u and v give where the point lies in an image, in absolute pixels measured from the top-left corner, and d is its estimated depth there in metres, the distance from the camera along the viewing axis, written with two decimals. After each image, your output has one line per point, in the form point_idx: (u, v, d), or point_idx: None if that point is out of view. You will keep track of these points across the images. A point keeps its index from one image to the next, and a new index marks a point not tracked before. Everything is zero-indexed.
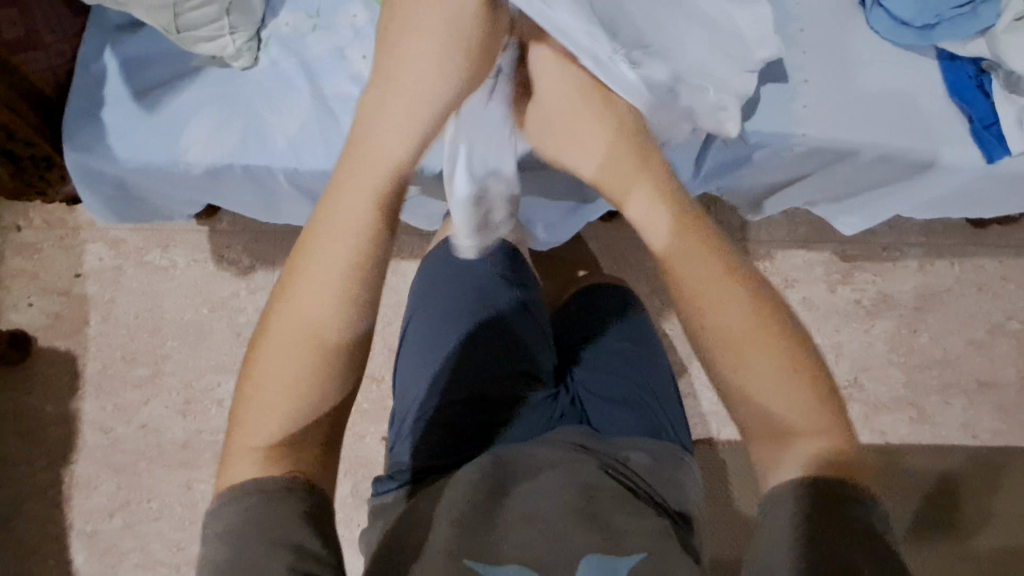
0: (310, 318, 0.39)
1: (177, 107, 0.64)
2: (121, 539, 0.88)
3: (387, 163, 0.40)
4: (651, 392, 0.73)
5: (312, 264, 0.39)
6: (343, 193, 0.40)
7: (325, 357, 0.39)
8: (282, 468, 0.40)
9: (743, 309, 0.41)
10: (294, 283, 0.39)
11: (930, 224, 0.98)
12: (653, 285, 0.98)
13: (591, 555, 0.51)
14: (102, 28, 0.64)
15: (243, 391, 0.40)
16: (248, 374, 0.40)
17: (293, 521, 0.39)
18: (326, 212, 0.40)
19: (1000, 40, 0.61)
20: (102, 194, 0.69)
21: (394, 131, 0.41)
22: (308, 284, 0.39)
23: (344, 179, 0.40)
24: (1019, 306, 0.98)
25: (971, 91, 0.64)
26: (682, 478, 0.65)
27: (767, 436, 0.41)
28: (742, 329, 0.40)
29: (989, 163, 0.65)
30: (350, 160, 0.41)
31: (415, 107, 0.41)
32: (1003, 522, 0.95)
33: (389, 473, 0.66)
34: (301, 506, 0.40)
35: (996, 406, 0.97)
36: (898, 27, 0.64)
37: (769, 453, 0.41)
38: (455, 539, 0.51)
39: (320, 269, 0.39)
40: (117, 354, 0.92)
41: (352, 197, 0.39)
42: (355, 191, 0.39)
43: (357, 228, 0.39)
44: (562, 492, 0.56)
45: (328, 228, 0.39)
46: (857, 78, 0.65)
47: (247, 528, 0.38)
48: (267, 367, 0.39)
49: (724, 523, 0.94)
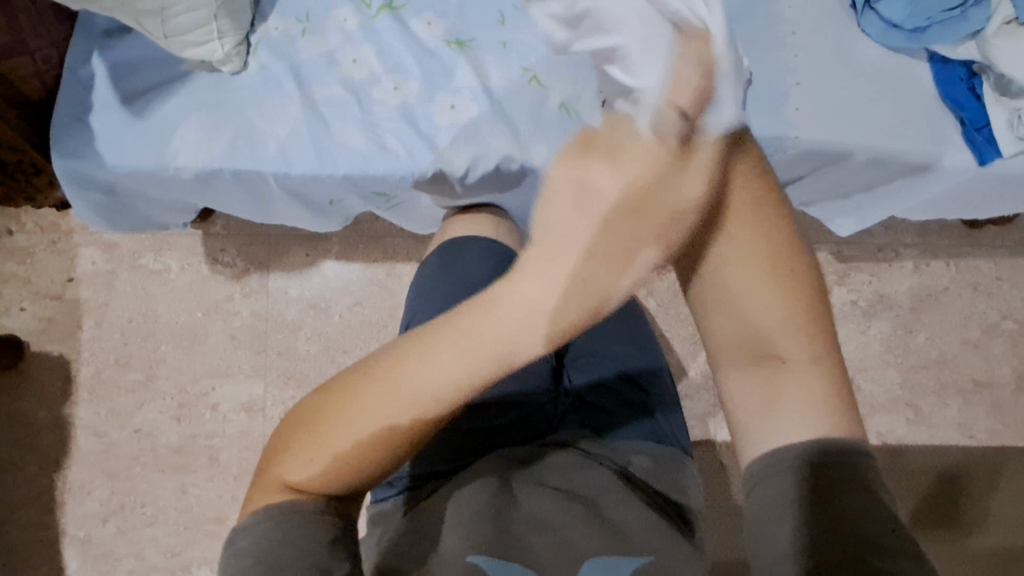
0: (377, 437, 0.39)
1: (167, 113, 0.63)
2: (115, 544, 0.88)
3: (518, 345, 0.39)
4: (651, 396, 0.72)
5: (415, 394, 0.39)
6: (466, 347, 0.39)
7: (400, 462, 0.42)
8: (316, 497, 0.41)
9: (767, 251, 0.45)
10: (395, 402, 0.39)
11: (925, 224, 0.98)
12: (649, 287, 0.98)
13: (593, 559, 0.51)
14: (89, 32, 0.63)
15: (305, 446, 0.40)
16: (307, 431, 0.40)
17: (309, 540, 0.39)
18: (444, 360, 0.38)
19: (991, 42, 0.61)
20: (91, 201, 0.68)
21: (539, 321, 0.38)
22: (407, 410, 0.39)
23: (476, 313, 0.39)
24: (1015, 306, 0.98)
25: (963, 93, 0.64)
26: (685, 482, 0.65)
27: (759, 364, 0.46)
28: (751, 272, 0.45)
29: (981, 165, 0.64)
30: (505, 292, 0.39)
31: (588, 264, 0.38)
32: (1000, 521, 0.95)
33: (389, 479, 0.66)
34: (331, 530, 0.41)
35: (992, 406, 0.97)
36: (890, 30, 0.64)
37: (755, 383, 0.46)
38: (460, 542, 0.51)
39: (422, 409, 0.39)
40: (110, 359, 0.92)
41: (473, 343, 0.39)
42: (477, 338, 0.39)
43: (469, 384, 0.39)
44: (565, 496, 0.56)
45: (424, 374, 0.38)
46: (848, 81, 0.65)
47: (279, 546, 0.39)
48: (335, 456, 0.39)
49: (721, 525, 0.94)
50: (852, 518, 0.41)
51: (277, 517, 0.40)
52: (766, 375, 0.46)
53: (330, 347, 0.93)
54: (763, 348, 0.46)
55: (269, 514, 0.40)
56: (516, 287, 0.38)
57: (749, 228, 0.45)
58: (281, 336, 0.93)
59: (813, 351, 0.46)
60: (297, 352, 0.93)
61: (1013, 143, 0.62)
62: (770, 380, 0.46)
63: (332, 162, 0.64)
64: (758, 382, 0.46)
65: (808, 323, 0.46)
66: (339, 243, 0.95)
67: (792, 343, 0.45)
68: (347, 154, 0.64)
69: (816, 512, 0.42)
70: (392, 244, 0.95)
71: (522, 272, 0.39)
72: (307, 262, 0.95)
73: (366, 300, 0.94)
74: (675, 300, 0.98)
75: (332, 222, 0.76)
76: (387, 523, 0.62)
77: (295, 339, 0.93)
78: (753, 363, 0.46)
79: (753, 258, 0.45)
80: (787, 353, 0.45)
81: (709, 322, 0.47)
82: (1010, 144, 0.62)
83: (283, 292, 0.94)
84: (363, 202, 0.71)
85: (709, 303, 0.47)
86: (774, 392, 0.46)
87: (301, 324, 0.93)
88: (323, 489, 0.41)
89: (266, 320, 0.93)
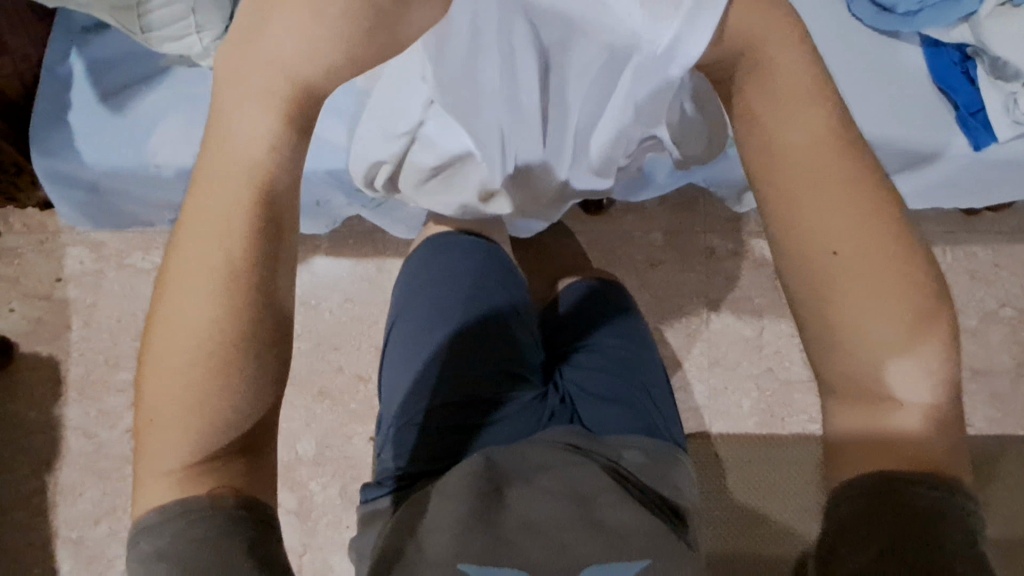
0: (189, 341, 0.31)
1: (145, 108, 0.62)
2: (107, 546, 0.87)
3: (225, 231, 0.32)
4: (643, 390, 0.72)
5: (192, 300, 0.32)
6: (216, 194, 0.32)
7: (261, 341, 0.32)
8: (205, 487, 0.33)
9: (903, 275, 0.35)
10: (176, 274, 0.32)
11: (922, 211, 0.97)
12: (641, 279, 0.97)
13: (590, 568, 0.51)
14: (67, 28, 0.62)
15: (142, 387, 0.33)
16: (149, 369, 0.32)
17: (221, 546, 0.33)
18: (183, 280, 0.32)
19: (984, 25, 0.60)
20: (73, 198, 0.68)
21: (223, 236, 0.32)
22: (205, 249, 0.32)
23: (185, 300, 0.32)
24: (1013, 293, 0.97)
25: (956, 78, 0.63)
26: (676, 476, 0.65)
27: (860, 399, 0.36)
28: (883, 274, 0.34)
29: (976, 149, 0.64)
30: (190, 295, 0.32)
31: (189, 317, 0.32)
32: (1004, 513, 0.93)
33: (378, 479, 0.66)
34: (247, 535, 0.33)
35: (991, 395, 0.96)
36: (880, 14, 0.63)
37: (858, 422, 0.36)
38: (449, 547, 0.51)
39: (214, 252, 0.32)
40: (99, 359, 0.91)
41: (196, 254, 0.32)
42: (200, 247, 0.32)
43: (250, 232, 0.32)
44: (557, 495, 0.56)
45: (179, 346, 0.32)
46: (834, 58, 0.64)
47: (198, 551, 0.32)
48: (173, 342, 0.32)
49: (718, 519, 0.94)
50: (946, 548, 0.33)
51: (196, 515, 0.33)
52: (872, 417, 0.35)
53: (320, 345, 0.93)
54: (873, 385, 0.35)
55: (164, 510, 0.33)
56: (179, 250, 0.32)
57: (850, 226, 0.34)
58: None
59: (933, 387, 0.35)
60: None
61: (1008, 127, 0.61)
62: (873, 422, 0.35)
63: (314, 161, 0.65)
64: (864, 418, 0.36)
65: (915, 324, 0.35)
66: (329, 240, 0.94)
67: (905, 368, 0.35)
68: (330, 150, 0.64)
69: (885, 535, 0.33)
70: (381, 239, 0.94)
71: (173, 300, 0.32)
72: (297, 259, 0.93)
73: (356, 296, 0.94)
74: (668, 291, 0.97)
75: (318, 222, 0.78)
76: (380, 523, 0.62)
77: None
78: (865, 404, 0.35)
79: (866, 276, 0.34)
80: (905, 392, 0.35)
81: (863, 331, 0.34)
82: (1004, 128, 0.61)
83: None
84: (348, 201, 0.73)
85: (842, 317, 0.35)
86: (877, 425, 0.35)
87: None
88: (183, 439, 0.32)
89: None
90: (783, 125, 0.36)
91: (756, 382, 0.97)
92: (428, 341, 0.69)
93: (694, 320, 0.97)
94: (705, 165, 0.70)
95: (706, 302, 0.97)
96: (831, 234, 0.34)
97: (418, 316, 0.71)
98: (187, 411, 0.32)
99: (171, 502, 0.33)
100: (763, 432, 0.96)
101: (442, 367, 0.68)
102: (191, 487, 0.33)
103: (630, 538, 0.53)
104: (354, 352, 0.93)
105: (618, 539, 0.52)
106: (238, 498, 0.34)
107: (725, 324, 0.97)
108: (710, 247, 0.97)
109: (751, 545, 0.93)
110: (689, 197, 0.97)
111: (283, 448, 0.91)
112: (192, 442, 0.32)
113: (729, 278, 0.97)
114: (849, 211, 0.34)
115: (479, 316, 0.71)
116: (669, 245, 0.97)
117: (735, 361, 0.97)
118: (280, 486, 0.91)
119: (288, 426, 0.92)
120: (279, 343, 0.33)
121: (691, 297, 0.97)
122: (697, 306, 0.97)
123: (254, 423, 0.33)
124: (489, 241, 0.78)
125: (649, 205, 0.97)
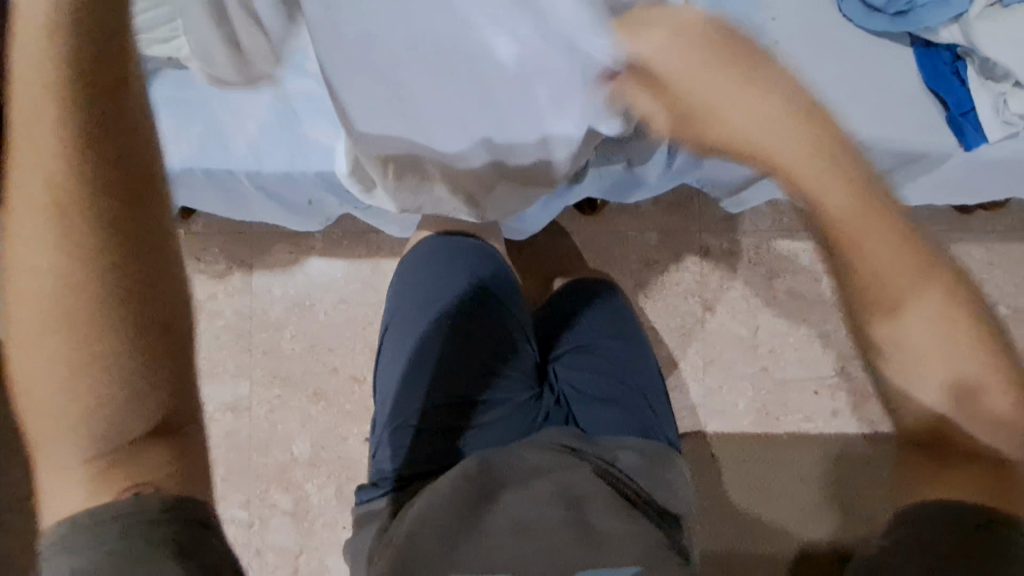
0: (45, 372, 0.32)
1: None
2: None
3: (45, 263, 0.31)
4: (638, 391, 0.73)
5: (39, 333, 0.32)
6: (34, 173, 0.30)
7: (138, 315, 0.33)
8: (117, 488, 0.35)
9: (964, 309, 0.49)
10: (17, 306, 0.32)
11: (915, 211, 0.97)
12: (636, 279, 0.96)
13: (583, 570, 0.51)
14: None
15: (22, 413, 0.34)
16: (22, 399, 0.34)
17: (143, 539, 0.35)
18: (20, 314, 0.32)
19: (973, 26, 0.59)
20: None
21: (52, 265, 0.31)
22: (37, 278, 0.31)
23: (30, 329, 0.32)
24: (1008, 292, 0.97)
25: (947, 78, 0.63)
26: (672, 476, 0.65)
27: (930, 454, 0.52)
28: (929, 298, 0.49)
29: (966, 150, 0.64)
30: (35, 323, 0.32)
31: (41, 347, 0.32)
32: None
33: (373, 479, 0.66)
34: (170, 533, 0.35)
35: None
36: (873, 14, 0.62)
37: (940, 485, 0.51)
38: (442, 549, 0.51)
39: (62, 230, 0.31)
40: None
41: (29, 286, 0.32)
42: (32, 279, 0.32)
43: (80, 255, 0.31)
44: (550, 498, 0.56)
45: (37, 377, 0.33)
46: (826, 58, 0.64)
47: (121, 553, 0.34)
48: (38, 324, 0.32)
49: (713, 516, 0.95)
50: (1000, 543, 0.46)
51: (127, 520, 0.35)
52: (929, 467, 0.52)
53: (315, 346, 0.93)
54: (939, 446, 0.52)
55: (74, 519, 0.35)
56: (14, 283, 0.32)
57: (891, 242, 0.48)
58: (267, 335, 0.93)
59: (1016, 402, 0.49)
60: (282, 350, 0.93)
61: (999, 127, 0.61)
62: (933, 468, 0.51)
63: (304, 159, 0.65)
64: (993, 478, 0.49)
65: (964, 346, 0.49)
66: (322, 240, 0.93)
67: (934, 364, 0.49)
68: (318, 151, 0.64)
69: (929, 532, 0.49)
70: (375, 239, 0.94)
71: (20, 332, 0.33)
72: (291, 260, 0.93)
73: (351, 297, 0.93)
74: (663, 291, 0.97)
75: (310, 221, 0.77)
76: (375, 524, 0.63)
77: (280, 337, 0.93)
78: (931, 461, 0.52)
79: (911, 279, 0.49)
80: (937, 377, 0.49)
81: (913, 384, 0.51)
82: (994, 129, 0.62)
83: (267, 290, 0.93)
84: (340, 202, 0.72)
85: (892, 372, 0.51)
86: (1006, 488, 0.49)
87: (286, 323, 0.93)
88: (79, 435, 0.34)
89: (250, 320, 0.93)
90: (862, 236, 0.48)
91: (751, 382, 0.97)
92: (422, 344, 0.69)
93: (689, 320, 0.97)
94: (700, 166, 0.70)
95: (701, 301, 0.97)
96: (881, 260, 0.48)
97: (413, 317, 0.71)
98: (69, 394, 0.33)
99: (84, 508, 0.35)
100: (757, 431, 0.96)
101: (437, 368, 0.68)
102: (102, 488, 0.35)
103: (623, 542, 0.53)
104: (348, 353, 0.93)
105: (611, 543, 0.53)
106: (162, 497, 0.36)
107: (720, 324, 0.97)
108: (705, 247, 0.97)
109: (743, 543, 0.95)
110: (685, 196, 0.96)
111: (280, 449, 0.92)
112: (90, 442, 0.34)
113: (724, 278, 0.97)
114: (895, 256, 0.48)
115: (475, 318, 0.71)
116: (665, 245, 0.96)
117: (730, 360, 0.97)
118: (276, 487, 0.91)
119: (283, 428, 0.92)
120: (161, 317, 0.34)
121: (686, 297, 0.97)
122: (691, 305, 0.97)
123: (159, 408, 0.35)
124: (485, 241, 0.78)
125: (645, 205, 0.97)
